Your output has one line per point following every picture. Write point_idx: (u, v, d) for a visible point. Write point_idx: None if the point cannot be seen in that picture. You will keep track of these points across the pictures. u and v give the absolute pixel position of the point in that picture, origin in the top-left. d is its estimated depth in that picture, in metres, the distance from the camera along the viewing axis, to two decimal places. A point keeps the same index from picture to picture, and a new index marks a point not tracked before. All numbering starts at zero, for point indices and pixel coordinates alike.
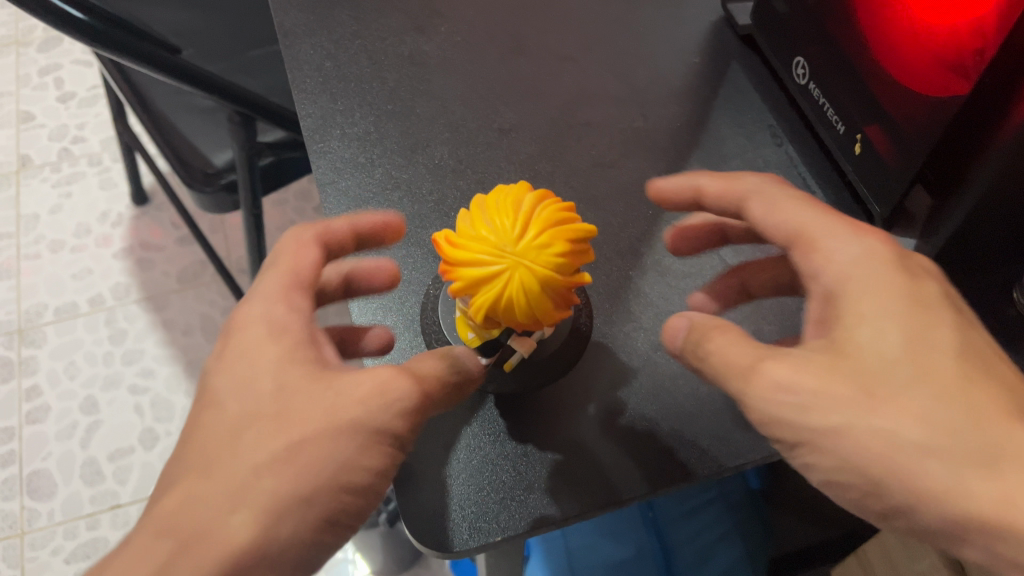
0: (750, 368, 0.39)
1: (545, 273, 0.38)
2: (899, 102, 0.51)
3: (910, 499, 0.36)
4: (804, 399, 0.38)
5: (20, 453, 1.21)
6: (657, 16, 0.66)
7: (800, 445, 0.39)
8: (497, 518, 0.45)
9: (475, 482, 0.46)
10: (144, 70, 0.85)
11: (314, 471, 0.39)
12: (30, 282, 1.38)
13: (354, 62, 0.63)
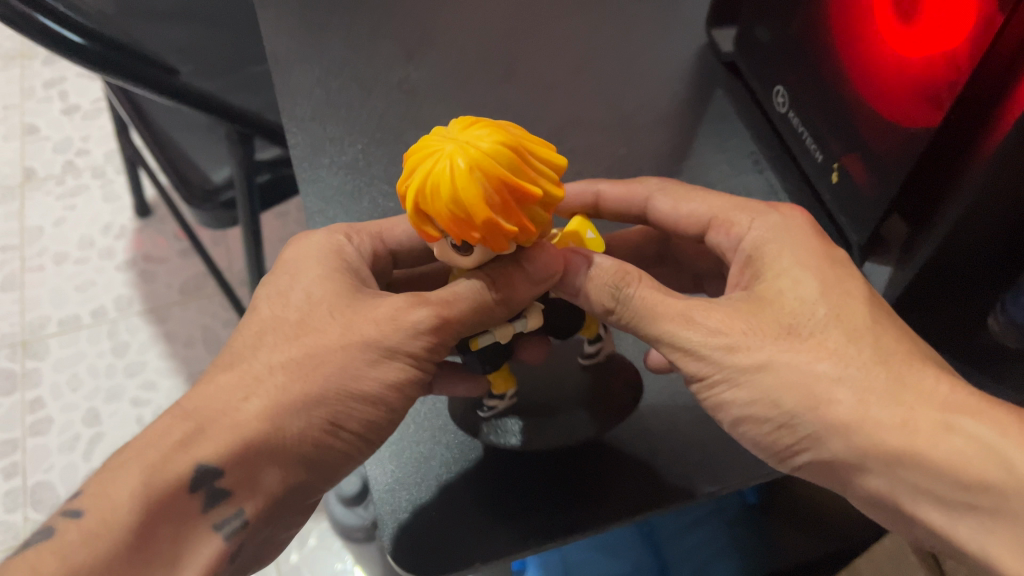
0: (662, 312, 0.43)
1: (495, 138, 0.37)
2: (874, 128, 0.52)
3: (807, 426, 0.39)
4: (708, 333, 0.42)
5: (23, 464, 1.22)
6: (643, 41, 0.67)
7: (709, 386, 0.42)
8: (469, 548, 0.47)
9: (464, 513, 0.48)
10: (138, 90, 0.86)
11: (342, 366, 0.43)
12: (33, 295, 1.39)
13: (344, 89, 0.64)
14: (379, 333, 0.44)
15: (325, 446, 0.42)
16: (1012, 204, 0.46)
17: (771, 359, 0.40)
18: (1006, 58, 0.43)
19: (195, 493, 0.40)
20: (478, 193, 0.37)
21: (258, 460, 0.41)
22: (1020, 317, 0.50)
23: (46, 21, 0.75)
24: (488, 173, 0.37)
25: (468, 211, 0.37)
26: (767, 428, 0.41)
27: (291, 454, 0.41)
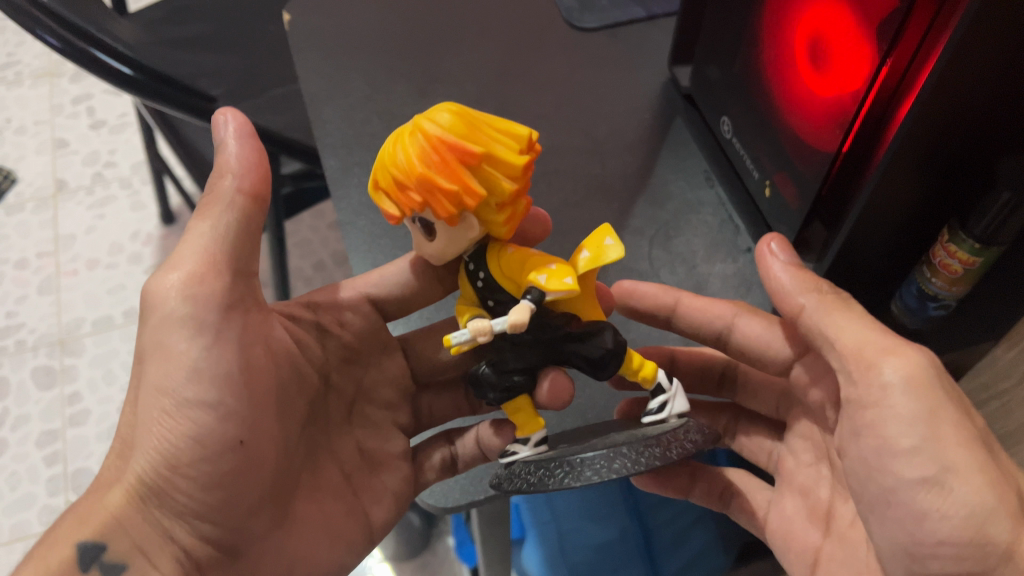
0: (895, 348, 0.48)
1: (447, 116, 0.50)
2: (799, 149, 0.65)
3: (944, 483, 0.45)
4: (914, 381, 0.47)
5: (64, 452, 1.34)
6: (614, 83, 0.82)
7: (878, 419, 0.48)
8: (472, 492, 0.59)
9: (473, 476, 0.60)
10: (179, 114, 0.96)
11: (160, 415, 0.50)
12: (69, 297, 1.52)
13: (368, 123, 0.78)
14: (163, 362, 0.51)
15: (180, 486, 0.50)
16: (896, 206, 0.58)
17: (942, 427, 0.46)
18: (885, 100, 0.55)
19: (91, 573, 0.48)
20: (415, 166, 0.49)
21: (135, 525, 0.50)
22: (912, 302, 0.63)
23: (101, 55, 0.86)
24: (422, 152, 0.49)
25: (409, 182, 0.50)
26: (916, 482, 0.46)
27: (164, 501, 0.50)
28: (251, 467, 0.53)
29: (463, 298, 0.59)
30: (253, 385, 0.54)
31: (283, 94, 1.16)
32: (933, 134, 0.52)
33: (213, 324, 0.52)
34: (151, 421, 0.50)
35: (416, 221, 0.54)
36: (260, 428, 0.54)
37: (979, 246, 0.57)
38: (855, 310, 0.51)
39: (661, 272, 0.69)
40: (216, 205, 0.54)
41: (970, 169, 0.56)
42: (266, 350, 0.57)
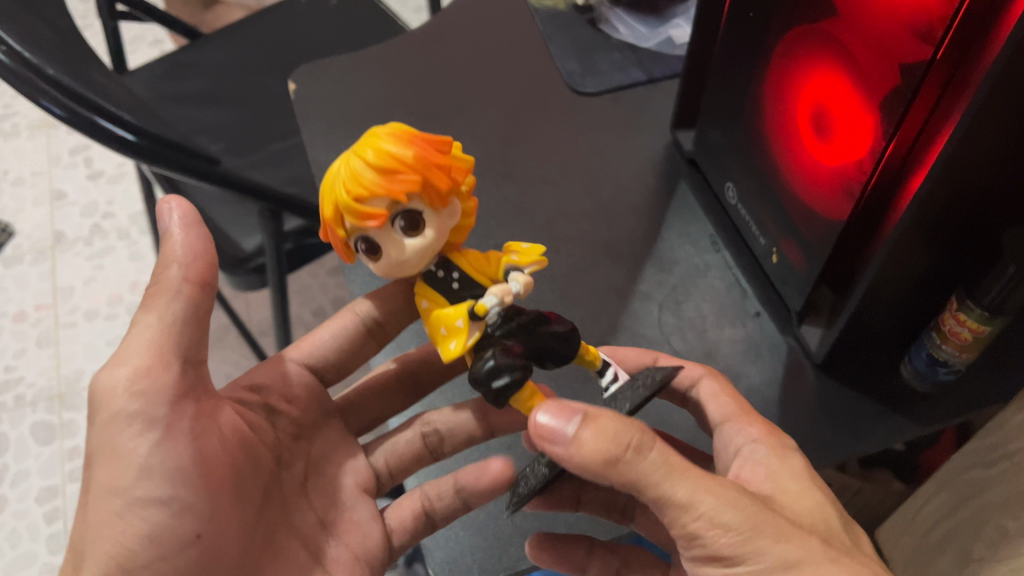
0: (705, 483, 0.48)
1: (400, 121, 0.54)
2: (804, 216, 0.66)
3: (744, 561, 0.47)
4: (709, 514, 0.47)
5: (63, 509, 1.33)
6: (617, 148, 0.85)
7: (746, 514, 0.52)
8: (480, 563, 0.62)
9: (476, 544, 0.64)
10: (185, 177, 0.96)
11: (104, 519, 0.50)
12: (68, 350, 1.51)
13: None
14: (109, 462, 0.50)
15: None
16: (902, 275, 0.59)
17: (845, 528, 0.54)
18: (890, 175, 0.56)
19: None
20: (410, 147, 0.51)
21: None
22: (920, 365, 0.64)
23: (103, 122, 0.85)
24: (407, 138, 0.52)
25: (408, 163, 0.51)
26: (710, 560, 0.49)
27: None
28: (209, 562, 0.54)
29: (428, 308, 0.57)
30: (201, 476, 0.54)
31: (285, 149, 1.16)
32: (938, 208, 0.53)
33: (161, 421, 0.52)
34: (102, 527, 0.50)
35: (394, 224, 0.53)
36: (215, 519, 0.55)
37: (987, 315, 0.57)
38: (651, 468, 0.48)
39: (671, 338, 0.71)
40: (158, 297, 0.53)
41: (975, 240, 0.57)
42: (218, 441, 0.57)
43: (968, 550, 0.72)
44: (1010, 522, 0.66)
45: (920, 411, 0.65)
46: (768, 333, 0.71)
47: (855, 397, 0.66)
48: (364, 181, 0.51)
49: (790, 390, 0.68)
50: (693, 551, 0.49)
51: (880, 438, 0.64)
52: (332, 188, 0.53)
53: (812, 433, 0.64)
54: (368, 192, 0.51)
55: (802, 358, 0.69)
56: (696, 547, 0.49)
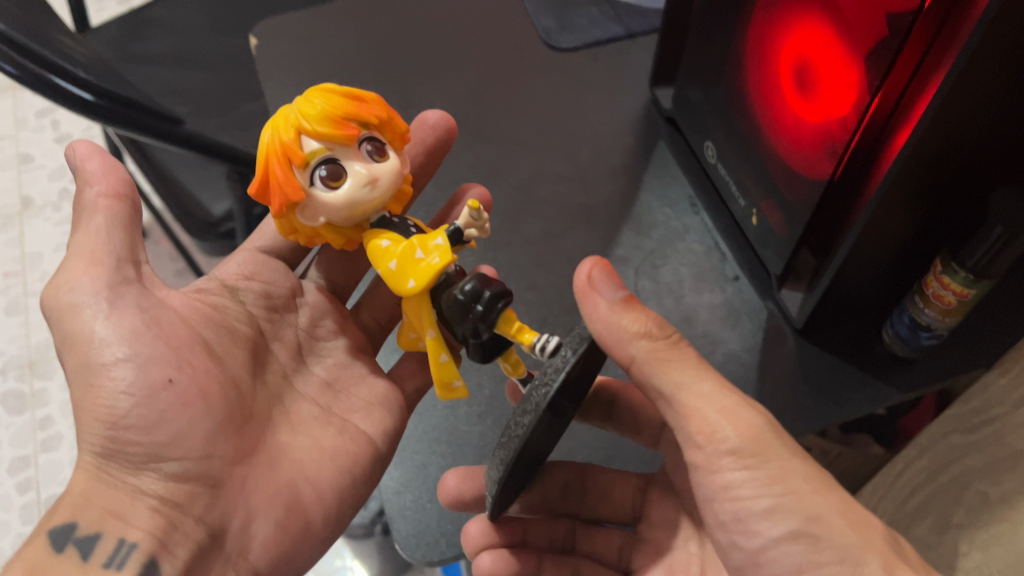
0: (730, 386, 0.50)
1: None
2: (785, 176, 0.63)
3: (766, 462, 0.47)
4: (734, 408, 0.48)
5: (37, 479, 1.29)
6: (593, 109, 0.82)
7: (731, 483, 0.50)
8: (449, 540, 0.60)
9: (445, 518, 0.61)
10: (151, 140, 0.91)
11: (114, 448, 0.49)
12: (39, 318, 1.45)
13: None
14: (77, 348, 0.51)
15: (129, 438, 0.50)
16: (885, 237, 0.57)
17: None
18: (876, 130, 0.53)
19: (68, 551, 0.48)
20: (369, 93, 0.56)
21: (102, 494, 0.50)
22: (902, 330, 0.62)
23: (60, 82, 0.80)
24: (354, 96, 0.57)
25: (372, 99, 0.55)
26: (726, 460, 0.48)
27: (119, 459, 0.50)
28: (196, 400, 0.52)
29: (390, 244, 0.54)
30: (170, 333, 0.54)
31: (254, 111, 1.11)
32: (926, 164, 0.51)
33: (106, 298, 0.52)
34: (87, 395, 0.51)
35: (361, 147, 0.54)
36: (190, 366, 0.53)
37: (971, 279, 0.55)
38: (684, 359, 0.49)
39: (648, 304, 0.69)
40: (84, 216, 0.54)
41: (962, 198, 0.55)
42: (177, 313, 0.57)
43: (947, 515, 0.71)
44: (991, 488, 0.66)
45: (901, 377, 0.63)
46: (747, 299, 0.70)
47: (836, 364, 0.64)
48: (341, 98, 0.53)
49: (768, 356, 0.66)
50: (708, 449, 0.48)
51: (861, 405, 0.62)
52: (295, 113, 0.52)
53: (791, 401, 0.63)
54: (346, 108, 0.53)
55: (782, 324, 0.68)
56: (712, 444, 0.48)
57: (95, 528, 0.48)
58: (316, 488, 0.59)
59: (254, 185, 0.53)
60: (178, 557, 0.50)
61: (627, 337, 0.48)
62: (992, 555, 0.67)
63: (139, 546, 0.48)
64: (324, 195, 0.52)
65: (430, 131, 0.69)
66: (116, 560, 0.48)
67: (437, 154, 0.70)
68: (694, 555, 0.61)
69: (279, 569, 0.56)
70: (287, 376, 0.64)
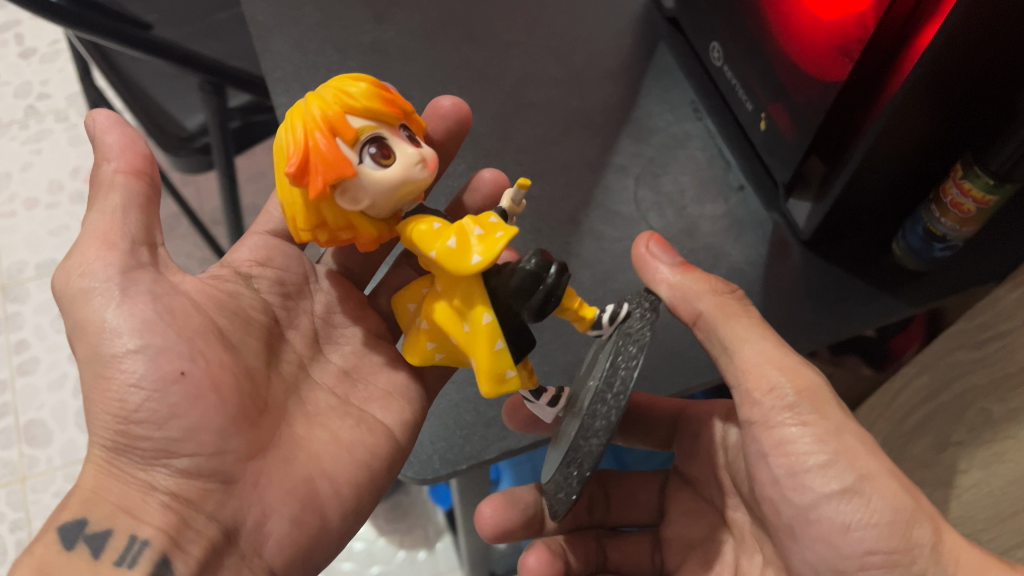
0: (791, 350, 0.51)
1: None
2: (795, 80, 0.59)
3: (822, 418, 0.48)
4: (795, 367, 0.49)
5: (14, 404, 1.20)
6: (589, 7, 0.78)
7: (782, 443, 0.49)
8: (444, 458, 0.57)
9: (441, 436, 0.58)
10: (120, 48, 0.85)
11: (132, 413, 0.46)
12: (8, 241, 1.34)
13: (324, 57, 0.73)
14: (87, 337, 0.48)
15: (140, 433, 0.47)
16: (902, 142, 0.54)
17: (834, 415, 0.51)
18: (898, 28, 0.48)
19: (78, 547, 0.45)
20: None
21: (112, 489, 0.47)
22: (914, 242, 0.59)
23: None
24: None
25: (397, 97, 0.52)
26: (783, 414, 0.48)
27: (131, 453, 0.47)
28: (208, 394, 0.48)
29: (440, 227, 0.49)
30: (183, 322, 0.50)
31: (227, 20, 1.00)
32: (954, 63, 0.47)
33: (118, 286, 0.48)
34: (98, 389, 0.47)
35: (400, 132, 0.49)
36: (204, 357, 0.49)
37: (994, 183, 0.52)
38: (749, 318, 0.50)
39: (648, 216, 0.66)
40: (100, 195, 0.51)
41: (987, 100, 0.51)
42: (192, 301, 0.52)
43: (947, 434, 0.70)
44: (996, 406, 0.64)
45: (912, 290, 0.60)
46: (751, 210, 0.67)
47: (844, 277, 0.62)
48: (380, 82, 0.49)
49: (773, 267, 0.63)
50: (765, 403, 0.49)
51: (869, 315, 0.60)
52: (334, 91, 0.47)
53: (798, 314, 0.60)
54: (387, 91, 0.49)
55: (787, 235, 0.65)
56: (770, 399, 0.48)
57: (106, 524, 0.45)
58: (333, 483, 0.54)
59: (292, 159, 0.46)
60: (191, 554, 0.46)
61: (697, 292, 0.51)
62: (994, 474, 0.67)
63: (150, 543, 0.45)
64: (374, 173, 0.47)
65: (442, 121, 0.62)
66: (128, 558, 0.45)
67: (450, 142, 0.64)
68: (727, 542, 0.61)
69: (298, 499, 0.52)
70: (302, 364, 0.60)
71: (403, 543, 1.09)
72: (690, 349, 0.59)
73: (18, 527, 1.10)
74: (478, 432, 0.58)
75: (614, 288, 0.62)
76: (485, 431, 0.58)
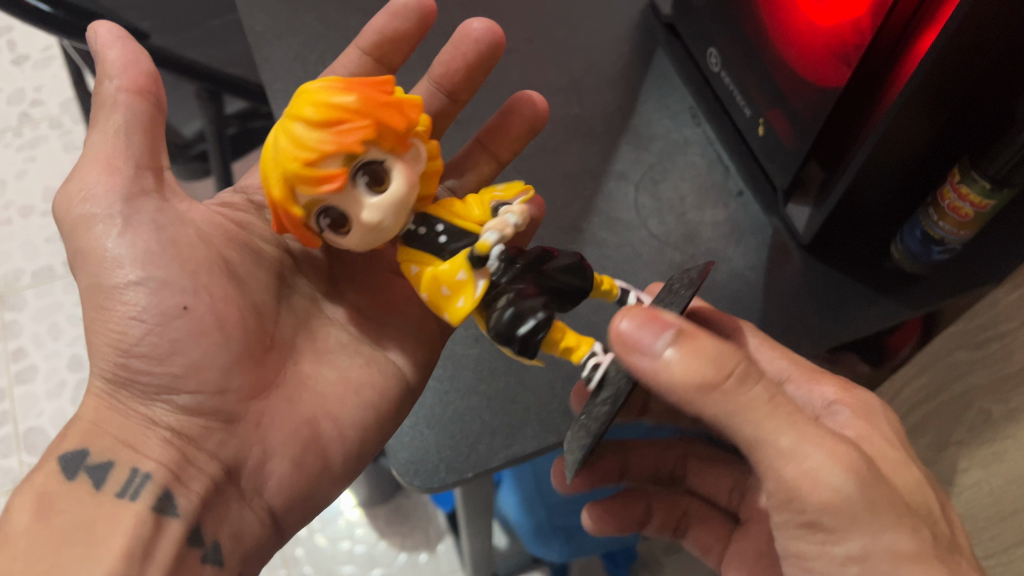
0: (772, 430, 0.41)
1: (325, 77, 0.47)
2: (789, 81, 0.60)
3: (846, 540, 0.42)
4: (812, 474, 0.40)
5: (13, 412, 1.20)
6: (586, 12, 0.79)
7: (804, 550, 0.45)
8: (451, 466, 0.58)
9: (449, 441, 0.59)
10: None
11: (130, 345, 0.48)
12: (4, 250, 1.34)
13: (324, 68, 0.74)
14: (90, 265, 0.49)
15: (139, 367, 0.48)
16: (901, 146, 0.54)
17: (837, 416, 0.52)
18: (897, 33, 0.49)
19: (80, 477, 0.47)
20: (347, 95, 0.45)
21: (112, 422, 0.49)
22: (913, 247, 0.59)
23: None
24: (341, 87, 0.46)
25: (357, 110, 0.45)
26: (801, 528, 0.43)
27: (131, 387, 0.49)
28: (211, 331, 0.50)
29: (420, 271, 0.52)
30: (188, 255, 0.51)
31: (224, 26, 0.99)
32: (952, 69, 0.48)
33: (120, 214, 0.49)
34: (100, 320, 0.49)
35: (357, 181, 0.47)
36: (208, 292, 0.51)
37: (991, 188, 0.53)
38: (761, 411, 0.41)
39: (648, 222, 0.67)
40: (102, 113, 0.50)
41: (986, 104, 0.52)
42: (198, 230, 0.53)
43: (948, 432, 0.70)
44: (996, 407, 0.64)
45: (911, 293, 0.61)
46: (751, 215, 0.68)
47: (844, 281, 0.63)
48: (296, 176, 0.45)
49: (773, 272, 0.64)
50: (784, 514, 0.43)
51: (870, 319, 0.61)
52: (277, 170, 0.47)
53: (798, 320, 0.61)
54: (315, 155, 0.45)
55: (787, 240, 0.66)
56: (787, 510, 0.43)
57: (107, 456, 0.47)
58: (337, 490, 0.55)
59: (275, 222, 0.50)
60: (193, 489, 0.48)
61: (690, 396, 0.41)
62: (992, 473, 0.67)
63: (153, 477, 0.47)
64: (342, 238, 0.49)
65: (473, 45, 0.64)
66: (130, 490, 0.47)
67: (481, 67, 0.65)
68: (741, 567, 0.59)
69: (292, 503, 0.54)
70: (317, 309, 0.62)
71: (405, 545, 1.09)
72: None
73: None
74: (486, 440, 0.59)
75: (617, 294, 0.64)
76: (493, 439, 0.59)
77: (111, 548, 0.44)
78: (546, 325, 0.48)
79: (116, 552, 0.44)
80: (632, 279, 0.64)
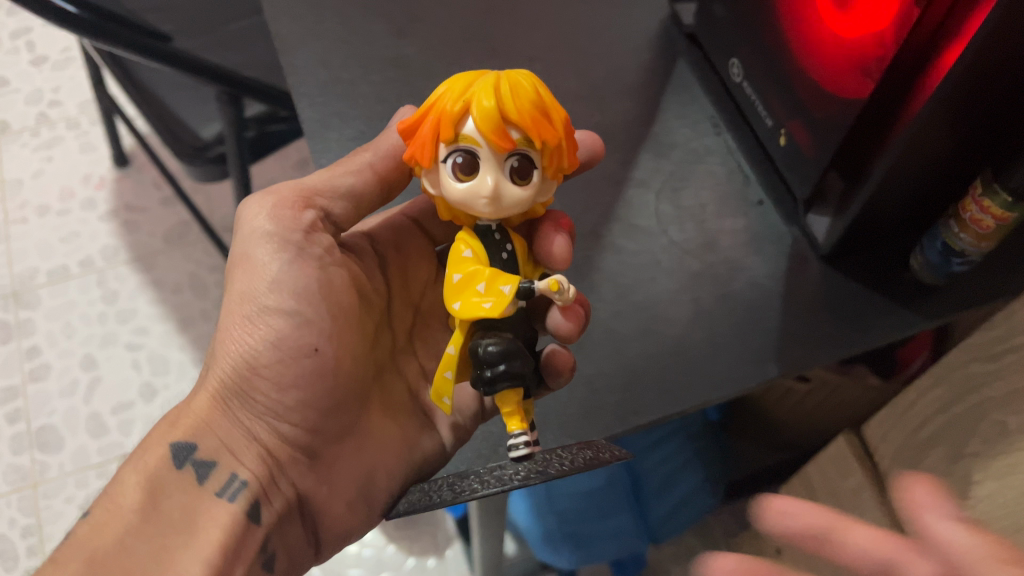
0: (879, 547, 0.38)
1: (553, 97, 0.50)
2: (809, 91, 0.60)
3: None
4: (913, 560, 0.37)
5: (25, 410, 1.20)
6: (607, 22, 0.80)
7: None
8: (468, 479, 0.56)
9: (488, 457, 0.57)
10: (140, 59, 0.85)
11: (250, 365, 0.54)
12: (20, 248, 1.35)
13: (349, 73, 0.75)
14: (248, 279, 0.55)
15: (260, 385, 0.54)
16: (923, 159, 0.55)
17: None
18: (921, 47, 0.49)
19: (186, 468, 0.52)
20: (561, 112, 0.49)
21: (221, 425, 0.55)
22: (933, 258, 0.60)
23: None
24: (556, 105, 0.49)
25: (556, 119, 0.48)
26: None
27: (245, 401, 0.55)
28: (327, 375, 0.55)
29: (469, 257, 0.51)
30: (334, 299, 0.57)
31: (245, 29, 1.00)
32: (976, 85, 0.48)
33: (291, 249, 0.55)
34: (238, 328, 0.55)
35: (510, 160, 0.48)
36: (340, 339, 0.56)
37: (1011, 202, 0.53)
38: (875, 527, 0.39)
39: (668, 230, 0.68)
40: (347, 162, 0.60)
41: (1008, 120, 0.52)
42: (348, 277, 0.59)
43: (961, 445, 0.69)
44: (1011, 418, 0.62)
45: (929, 306, 0.62)
46: (770, 224, 0.68)
47: (862, 291, 0.63)
48: (489, 110, 0.46)
49: (792, 281, 0.64)
50: None
51: (885, 329, 0.61)
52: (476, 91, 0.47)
53: (817, 330, 0.61)
54: (516, 117, 0.46)
55: (806, 249, 0.66)
56: None
57: (212, 456, 0.53)
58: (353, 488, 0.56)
59: (415, 119, 0.50)
60: (275, 504, 0.54)
61: (813, 534, 0.40)
62: (1006, 485, 0.63)
63: (247, 485, 0.53)
64: (450, 180, 0.48)
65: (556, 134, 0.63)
66: (228, 492, 0.53)
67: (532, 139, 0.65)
68: None
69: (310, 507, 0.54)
70: None
71: (413, 551, 1.09)
72: (712, 361, 0.60)
73: (29, 532, 1.10)
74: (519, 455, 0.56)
75: (636, 301, 0.64)
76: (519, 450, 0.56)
77: (209, 537, 0.50)
78: (520, 378, 0.49)
79: (211, 542, 0.49)
80: (651, 285, 0.65)
